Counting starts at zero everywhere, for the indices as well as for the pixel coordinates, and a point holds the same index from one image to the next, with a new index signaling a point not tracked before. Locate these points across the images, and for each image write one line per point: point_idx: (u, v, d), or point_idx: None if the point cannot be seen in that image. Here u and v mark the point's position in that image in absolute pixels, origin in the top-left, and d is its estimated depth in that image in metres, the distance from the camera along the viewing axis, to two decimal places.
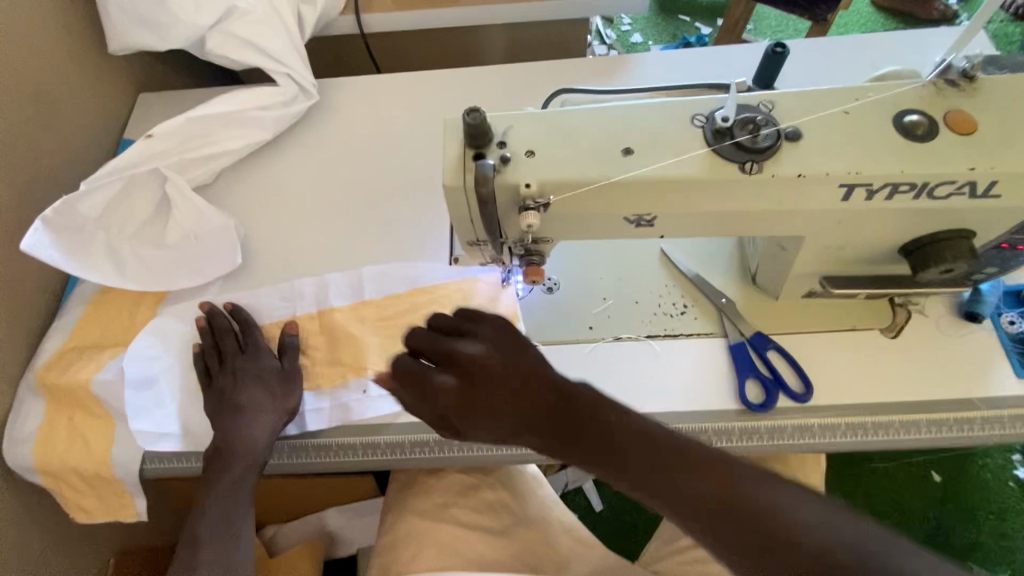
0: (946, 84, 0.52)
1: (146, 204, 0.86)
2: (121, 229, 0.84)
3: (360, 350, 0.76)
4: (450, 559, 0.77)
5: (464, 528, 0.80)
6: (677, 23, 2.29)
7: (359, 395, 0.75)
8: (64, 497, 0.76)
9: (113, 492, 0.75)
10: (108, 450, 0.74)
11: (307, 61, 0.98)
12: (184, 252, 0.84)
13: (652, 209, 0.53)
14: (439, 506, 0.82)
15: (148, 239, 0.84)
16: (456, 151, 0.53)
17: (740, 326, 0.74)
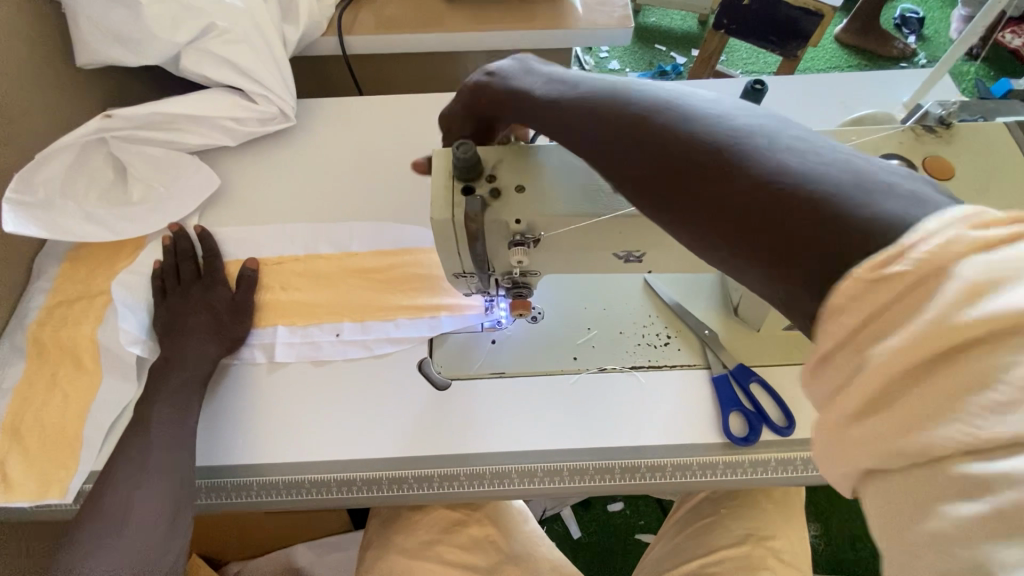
0: (924, 129, 0.53)
1: (103, 170, 0.88)
2: (85, 194, 0.86)
3: (340, 302, 0.82)
4: None
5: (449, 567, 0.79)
6: (654, 52, 2.36)
7: (331, 338, 0.79)
8: (5, 468, 0.71)
9: (65, 454, 0.72)
10: (88, 399, 0.74)
11: (289, 85, 0.96)
12: (159, 196, 0.89)
13: (641, 247, 0.54)
14: (421, 544, 0.80)
15: (116, 202, 0.88)
16: (444, 183, 0.52)
17: (723, 358, 0.75)
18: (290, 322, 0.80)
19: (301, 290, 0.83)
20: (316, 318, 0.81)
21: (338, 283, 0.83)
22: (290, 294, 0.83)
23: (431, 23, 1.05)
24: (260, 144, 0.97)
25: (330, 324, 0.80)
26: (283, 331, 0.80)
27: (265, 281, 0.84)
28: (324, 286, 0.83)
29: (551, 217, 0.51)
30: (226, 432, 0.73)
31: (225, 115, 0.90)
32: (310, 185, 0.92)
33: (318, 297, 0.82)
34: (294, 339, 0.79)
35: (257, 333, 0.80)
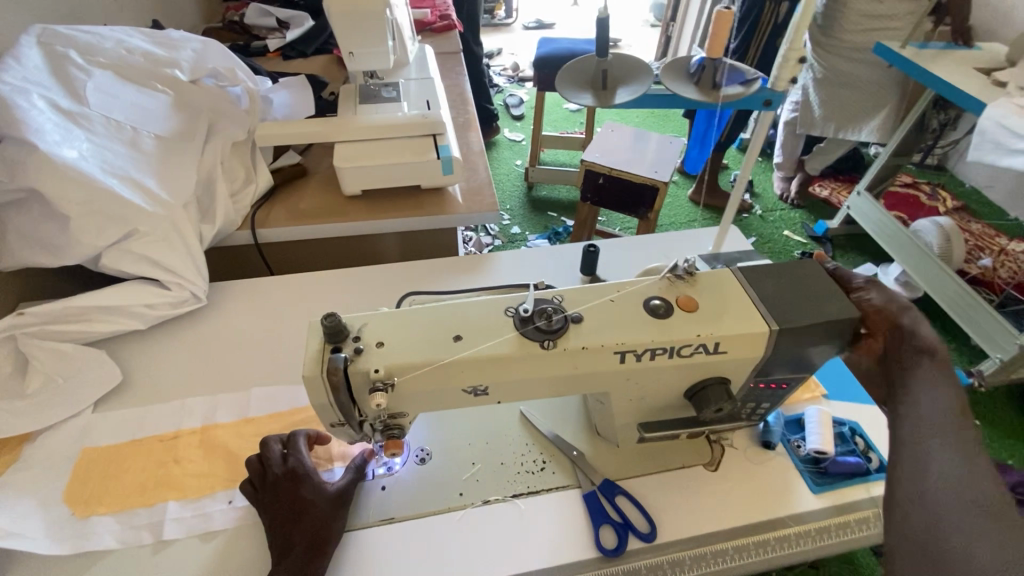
0: (676, 277, 0.74)
1: (6, 364, 0.93)
2: None
3: (235, 468, 0.85)
4: None
5: None
6: (547, 218, 2.80)
7: (224, 506, 0.81)
8: None
9: None
10: None
11: (202, 272, 1.10)
12: (55, 390, 0.92)
13: (482, 380, 0.66)
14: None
15: (14, 396, 0.90)
16: (316, 347, 0.64)
17: (591, 476, 0.84)
18: (181, 495, 0.82)
19: (195, 460, 0.86)
20: (209, 488, 0.83)
21: (233, 448, 0.87)
22: (183, 466, 0.85)
23: (335, 215, 1.26)
24: (170, 325, 1.06)
25: (223, 492, 0.82)
26: (173, 505, 0.81)
27: (159, 456, 0.86)
28: (219, 454, 0.87)
29: (404, 366, 0.63)
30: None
31: (136, 301, 1.00)
32: (215, 359, 1.00)
33: (212, 467, 0.85)
34: (186, 512, 0.80)
35: (144, 511, 0.80)
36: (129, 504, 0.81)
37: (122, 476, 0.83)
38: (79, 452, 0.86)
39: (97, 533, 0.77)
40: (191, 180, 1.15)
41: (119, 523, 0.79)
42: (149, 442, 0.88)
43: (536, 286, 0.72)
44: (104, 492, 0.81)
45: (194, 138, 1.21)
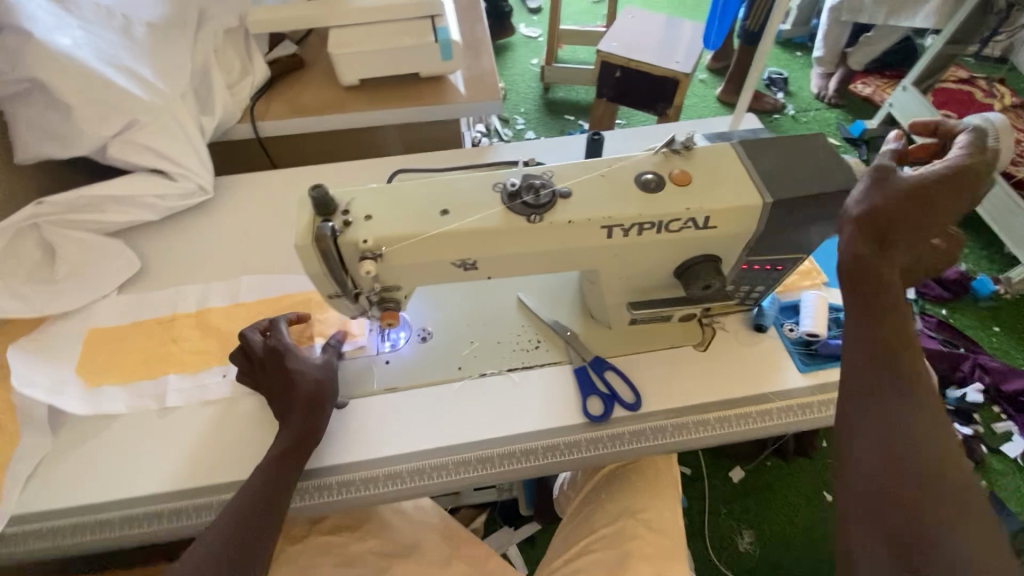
0: (671, 152, 0.72)
1: (33, 250, 0.98)
2: (14, 274, 0.94)
3: None
4: None
5: None
6: (563, 121, 2.68)
7: (219, 378, 0.88)
8: None
9: None
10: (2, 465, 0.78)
11: (207, 165, 1.11)
12: (80, 275, 0.98)
13: (470, 254, 0.68)
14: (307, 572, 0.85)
15: (43, 280, 0.96)
16: (307, 219, 0.65)
17: (583, 353, 0.88)
18: (181, 369, 0.89)
19: (192, 339, 0.92)
20: (205, 363, 0.89)
21: (226, 328, 0.93)
22: (181, 345, 0.92)
23: (335, 107, 1.24)
24: (181, 217, 1.09)
25: (218, 367, 0.89)
26: (175, 377, 0.88)
27: (159, 336, 0.93)
28: (213, 334, 0.93)
29: (392, 239, 0.65)
30: (138, 474, 0.79)
31: (146, 192, 1.03)
32: (226, 247, 1.04)
33: (208, 345, 0.92)
34: (187, 384, 0.87)
35: (149, 382, 0.88)
36: (135, 377, 0.88)
37: (125, 354, 0.91)
38: (86, 331, 0.94)
39: (124, 400, 0.86)
40: (186, 69, 1.12)
41: (142, 393, 0.87)
42: (149, 324, 0.94)
43: (525, 162, 0.71)
44: (111, 367, 0.89)
45: (184, 25, 1.17)
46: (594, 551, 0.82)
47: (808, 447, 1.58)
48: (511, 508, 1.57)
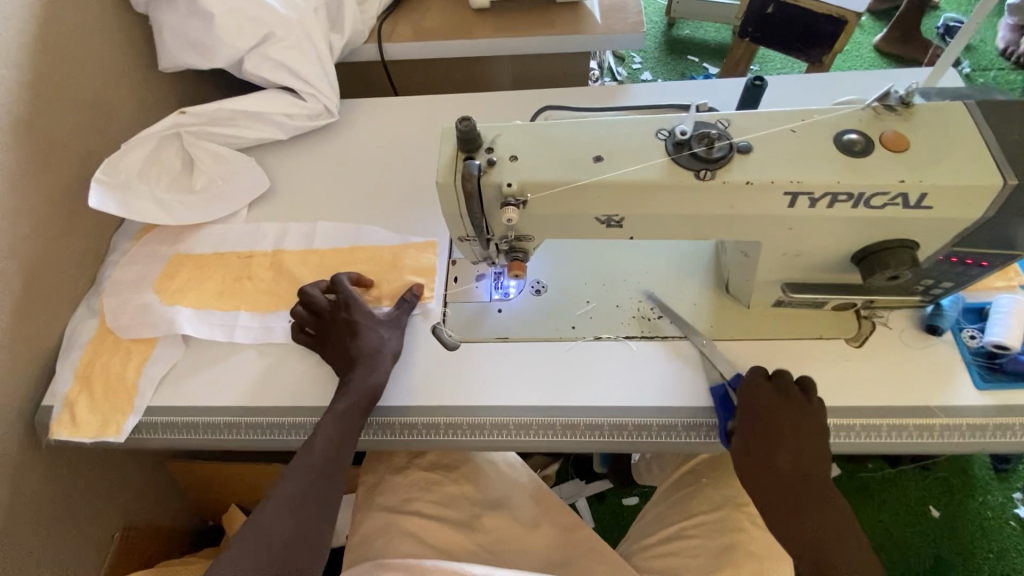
0: (885, 109, 0.58)
1: (174, 159, 1.01)
2: (157, 181, 0.98)
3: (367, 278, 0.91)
4: (421, 547, 0.83)
5: (434, 520, 0.87)
6: (687, 63, 2.41)
7: (284, 324, 0.87)
8: (72, 407, 0.82)
9: (119, 403, 0.82)
10: (146, 360, 0.85)
11: (334, 86, 1.09)
12: (214, 189, 1.01)
13: (620, 210, 0.59)
14: (404, 500, 0.88)
15: (182, 189, 1.00)
16: (449, 154, 0.60)
17: (710, 333, 0.80)
18: (250, 308, 0.89)
19: (263, 280, 0.92)
20: (274, 306, 0.89)
21: (297, 273, 0.91)
22: (253, 284, 0.92)
23: (460, 32, 1.16)
24: (305, 138, 1.09)
25: (285, 312, 0.88)
26: (244, 315, 0.89)
27: (234, 271, 0.93)
28: (285, 277, 0.92)
29: (540, 185, 0.58)
30: (258, 389, 0.82)
31: (276, 110, 1.03)
32: (346, 174, 1.03)
33: (279, 287, 0.91)
34: (254, 323, 0.88)
35: (218, 313, 0.89)
36: (209, 306, 0.90)
37: (205, 282, 0.92)
38: (173, 253, 0.96)
39: (240, 324, 0.88)
40: None
41: (255, 321, 0.88)
42: (228, 258, 0.95)
43: (697, 107, 0.61)
44: (193, 291, 0.91)
45: None
46: (691, 537, 0.82)
47: (927, 461, 1.40)
48: (584, 462, 1.51)
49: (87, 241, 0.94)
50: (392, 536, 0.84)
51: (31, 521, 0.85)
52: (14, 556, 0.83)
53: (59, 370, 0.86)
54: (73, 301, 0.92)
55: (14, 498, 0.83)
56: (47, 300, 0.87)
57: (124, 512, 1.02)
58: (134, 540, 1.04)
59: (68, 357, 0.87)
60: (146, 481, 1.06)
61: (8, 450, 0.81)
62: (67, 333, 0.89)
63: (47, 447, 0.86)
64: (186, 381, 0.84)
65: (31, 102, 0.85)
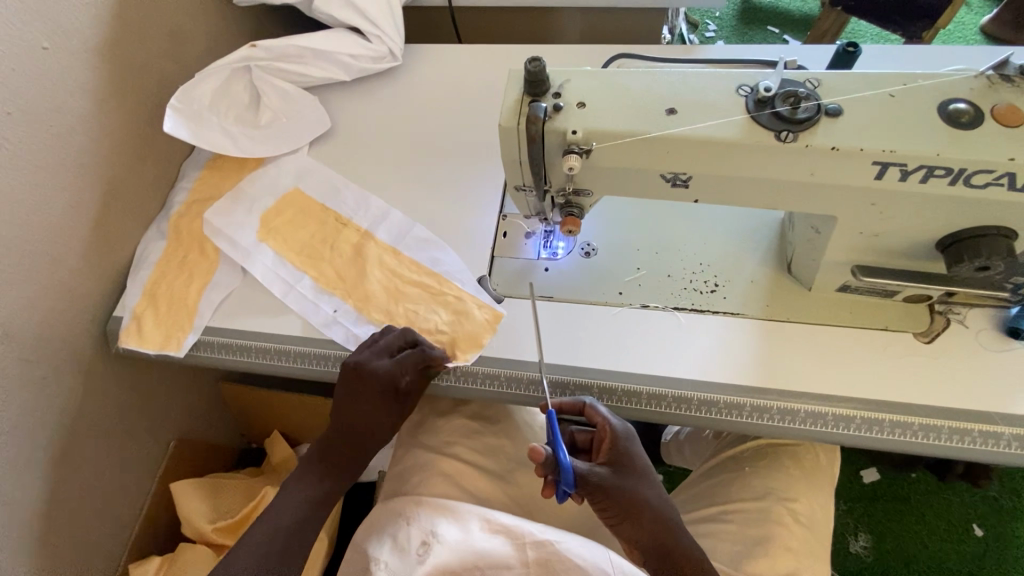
0: (1000, 79, 0.52)
1: (243, 93, 1.03)
2: (226, 113, 1.01)
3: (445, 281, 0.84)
4: (448, 489, 0.86)
5: (463, 465, 0.89)
6: (765, 34, 2.24)
7: (332, 312, 0.84)
8: (139, 320, 0.88)
9: (180, 322, 0.87)
10: (207, 284, 0.89)
11: (400, 29, 1.08)
12: (278, 126, 1.02)
13: (689, 169, 0.56)
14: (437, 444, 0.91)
15: (249, 123, 1.02)
16: (515, 97, 0.58)
17: (765, 313, 0.77)
18: (315, 276, 0.87)
19: (343, 257, 0.88)
20: (336, 287, 0.86)
21: (374, 267, 0.86)
22: (331, 260, 0.89)
23: None
24: (369, 81, 1.09)
25: (339, 299, 0.85)
26: (307, 281, 0.87)
27: (323, 237, 0.90)
28: (360, 262, 0.87)
29: (608, 135, 0.56)
30: (307, 321, 0.85)
31: (343, 50, 1.03)
32: (406, 120, 1.03)
33: (352, 270, 0.87)
34: (310, 294, 0.86)
35: (287, 270, 0.88)
36: (285, 259, 0.89)
37: (293, 237, 0.91)
38: (291, 188, 0.96)
39: (297, 288, 0.87)
40: None
41: (311, 293, 0.86)
42: (327, 216, 0.93)
43: (785, 65, 0.56)
44: (283, 237, 0.91)
45: None
46: (726, 521, 0.79)
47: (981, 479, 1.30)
48: None
49: (159, 167, 0.99)
50: (421, 475, 0.87)
51: (98, 420, 0.93)
52: (81, 448, 0.91)
53: (128, 284, 0.92)
54: (144, 222, 0.97)
55: (84, 398, 0.90)
56: (122, 218, 0.93)
57: (179, 424, 1.10)
58: (187, 452, 1.12)
59: (137, 274, 0.92)
60: (200, 399, 1.14)
61: (82, 353, 0.88)
62: (137, 252, 0.95)
63: (115, 354, 0.93)
64: (238, 308, 0.88)
65: (115, 24, 0.88)
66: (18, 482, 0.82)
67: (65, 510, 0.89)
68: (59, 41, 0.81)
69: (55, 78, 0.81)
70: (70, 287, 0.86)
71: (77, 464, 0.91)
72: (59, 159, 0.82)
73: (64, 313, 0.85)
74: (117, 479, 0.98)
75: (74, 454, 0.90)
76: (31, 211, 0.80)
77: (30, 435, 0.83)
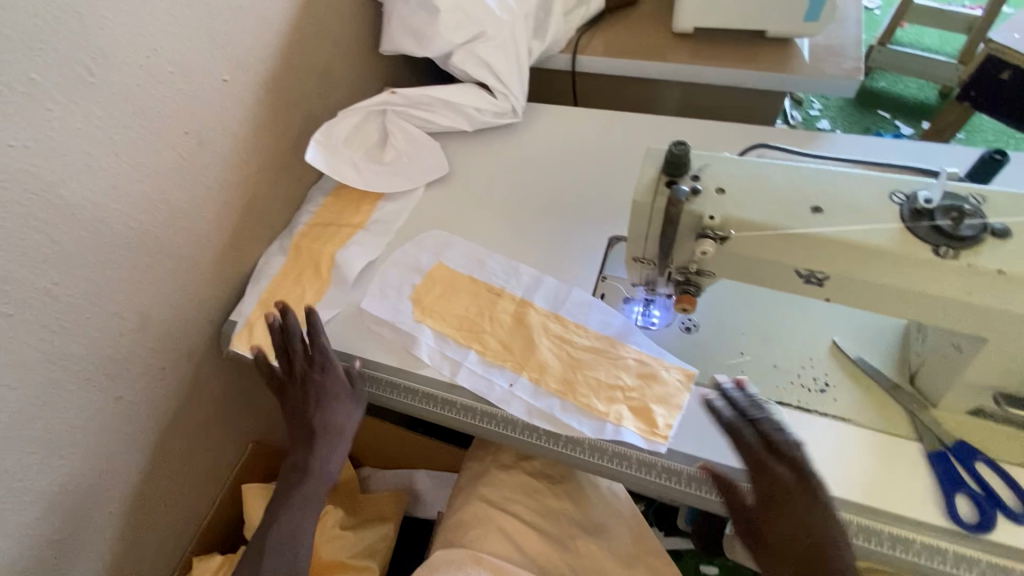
0: None
1: (373, 132, 1.12)
2: (356, 148, 1.09)
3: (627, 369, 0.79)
4: (509, 547, 0.83)
5: (528, 524, 0.87)
6: (874, 118, 2.17)
7: (506, 384, 0.82)
8: (250, 327, 0.95)
9: None
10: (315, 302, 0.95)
11: (523, 89, 1.14)
12: (400, 166, 1.09)
13: (828, 269, 0.55)
14: (506, 498, 0.89)
15: (375, 159, 1.10)
16: (653, 174, 0.60)
17: (880, 423, 0.72)
18: (481, 350, 0.85)
19: (503, 327, 0.87)
20: (504, 360, 0.84)
21: (540, 336, 0.84)
22: (492, 330, 0.87)
23: (657, 54, 1.14)
24: (486, 132, 1.15)
25: (511, 371, 0.83)
26: (473, 354, 0.85)
27: (479, 305, 0.90)
28: (523, 332, 0.86)
29: (745, 224, 0.56)
30: (402, 353, 0.88)
31: (470, 104, 1.10)
32: (517, 173, 1.08)
33: (517, 341, 0.85)
34: (478, 368, 0.84)
35: (452, 345, 0.87)
36: (446, 331, 0.88)
37: (453, 304, 0.91)
38: (434, 264, 0.96)
39: (466, 363, 0.84)
40: None
41: (480, 366, 0.84)
42: (479, 287, 0.92)
43: (944, 176, 0.55)
44: (440, 309, 0.90)
45: None
46: None
47: None
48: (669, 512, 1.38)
49: (290, 190, 1.08)
50: (484, 527, 0.85)
51: (197, 414, 1.00)
52: (178, 439, 0.97)
53: (246, 292, 1.00)
54: (268, 238, 1.06)
55: (188, 391, 0.96)
56: (252, 232, 1.01)
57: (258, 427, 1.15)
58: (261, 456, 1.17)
59: (255, 284, 1.00)
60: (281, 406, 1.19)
61: (196, 350, 0.96)
62: (258, 264, 1.03)
63: (221, 354, 1.00)
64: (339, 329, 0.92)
65: (281, 65, 0.99)
66: (119, 462, 0.88)
67: (153, 493, 0.95)
68: (236, 76, 0.91)
69: (226, 106, 0.91)
70: (201, 289, 0.94)
71: (171, 453, 0.97)
72: (215, 177, 0.92)
73: (190, 312, 0.93)
74: (199, 472, 1.04)
75: (171, 443, 0.96)
76: (185, 218, 0.89)
77: (141, 420, 0.90)
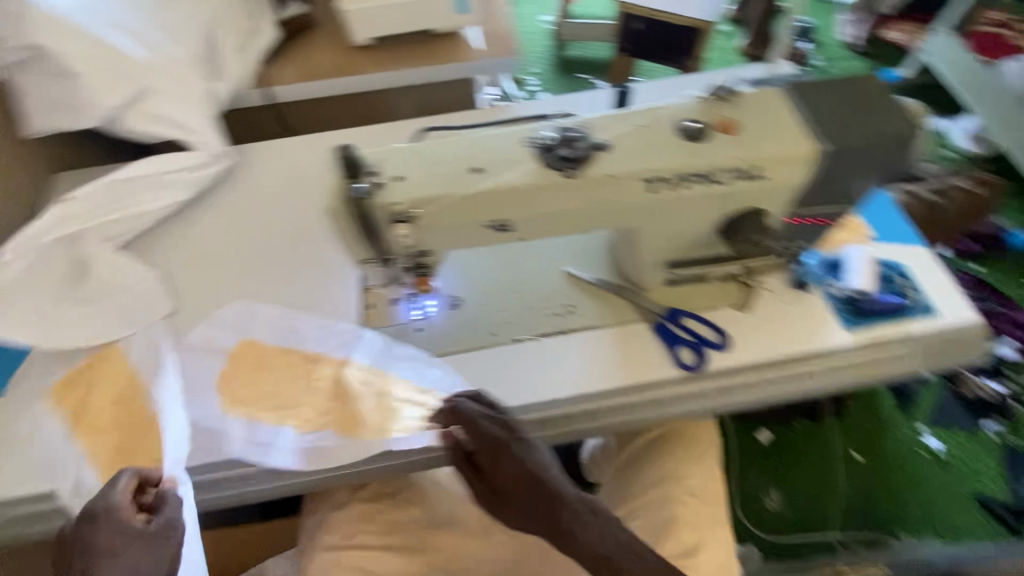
0: (716, 99, 0.68)
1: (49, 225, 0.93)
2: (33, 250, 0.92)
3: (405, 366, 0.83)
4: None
5: (377, 548, 0.85)
6: (577, 81, 2.55)
7: (281, 439, 0.81)
8: None
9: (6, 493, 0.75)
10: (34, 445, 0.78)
11: (222, 133, 1.07)
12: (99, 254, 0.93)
13: (506, 214, 0.64)
14: (346, 535, 0.86)
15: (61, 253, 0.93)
16: (338, 183, 0.62)
17: (614, 317, 0.87)
18: (249, 413, 0.81)
19: (270, 378, 0.83)
20: (275, 415, 0.82)
21: (304, 375, 0.84)
22: (260, 386, 0.83)
23: (344, 69, 1.18)
24: None
25: (287, 421, 0.81)
26: (242, 421, 0.81)
27: (236, 366, 0.84)
28: (296, 374, 0.83)
29: (423, 203, 0.62)
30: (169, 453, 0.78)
31: (164, 164, 1.00)
32: (244, 218, 1.02)
33: (288, 386, 0.83)
34: (249, 433, 0.80)
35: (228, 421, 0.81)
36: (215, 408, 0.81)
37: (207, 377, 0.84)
38: (238, 342, 0.86)
39: (226, 435, 0.80)
40: (192, 34, 1.07)
41: (250, 431, 0.81)
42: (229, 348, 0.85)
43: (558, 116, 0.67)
44: (199, 387, 0.83)
45: None
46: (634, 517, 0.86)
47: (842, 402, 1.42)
48: None
49: None
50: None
51: None
52: None
53: None
54: None
55: None
56: None
57: None
58: None
59: None
60: None
61: None
62: None
63: None
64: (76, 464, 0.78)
65: None
66: None
67: None
68: None
69: None
70: None
71: None
72: None
73: None
74: None
75: None
76: None
77: None
